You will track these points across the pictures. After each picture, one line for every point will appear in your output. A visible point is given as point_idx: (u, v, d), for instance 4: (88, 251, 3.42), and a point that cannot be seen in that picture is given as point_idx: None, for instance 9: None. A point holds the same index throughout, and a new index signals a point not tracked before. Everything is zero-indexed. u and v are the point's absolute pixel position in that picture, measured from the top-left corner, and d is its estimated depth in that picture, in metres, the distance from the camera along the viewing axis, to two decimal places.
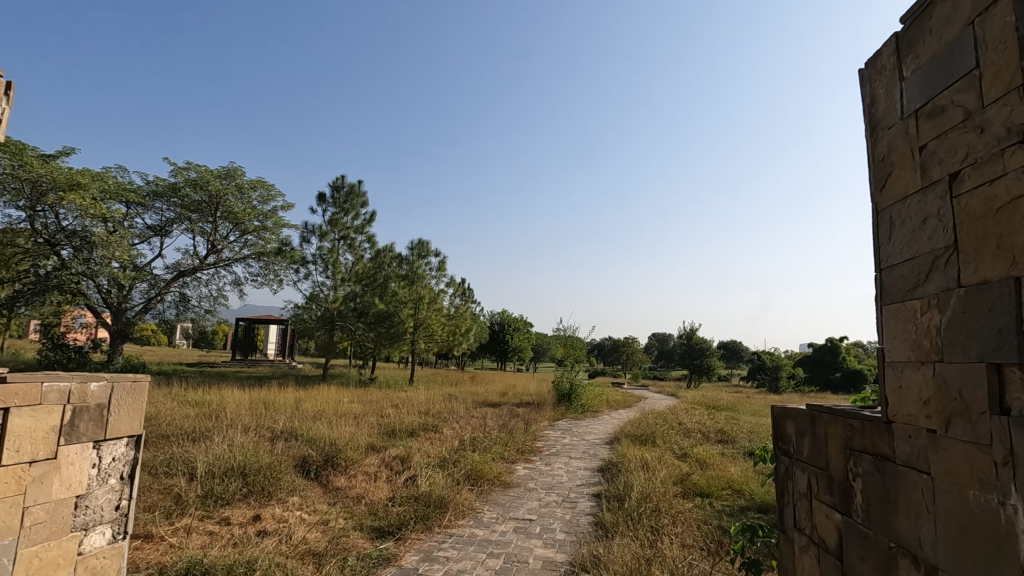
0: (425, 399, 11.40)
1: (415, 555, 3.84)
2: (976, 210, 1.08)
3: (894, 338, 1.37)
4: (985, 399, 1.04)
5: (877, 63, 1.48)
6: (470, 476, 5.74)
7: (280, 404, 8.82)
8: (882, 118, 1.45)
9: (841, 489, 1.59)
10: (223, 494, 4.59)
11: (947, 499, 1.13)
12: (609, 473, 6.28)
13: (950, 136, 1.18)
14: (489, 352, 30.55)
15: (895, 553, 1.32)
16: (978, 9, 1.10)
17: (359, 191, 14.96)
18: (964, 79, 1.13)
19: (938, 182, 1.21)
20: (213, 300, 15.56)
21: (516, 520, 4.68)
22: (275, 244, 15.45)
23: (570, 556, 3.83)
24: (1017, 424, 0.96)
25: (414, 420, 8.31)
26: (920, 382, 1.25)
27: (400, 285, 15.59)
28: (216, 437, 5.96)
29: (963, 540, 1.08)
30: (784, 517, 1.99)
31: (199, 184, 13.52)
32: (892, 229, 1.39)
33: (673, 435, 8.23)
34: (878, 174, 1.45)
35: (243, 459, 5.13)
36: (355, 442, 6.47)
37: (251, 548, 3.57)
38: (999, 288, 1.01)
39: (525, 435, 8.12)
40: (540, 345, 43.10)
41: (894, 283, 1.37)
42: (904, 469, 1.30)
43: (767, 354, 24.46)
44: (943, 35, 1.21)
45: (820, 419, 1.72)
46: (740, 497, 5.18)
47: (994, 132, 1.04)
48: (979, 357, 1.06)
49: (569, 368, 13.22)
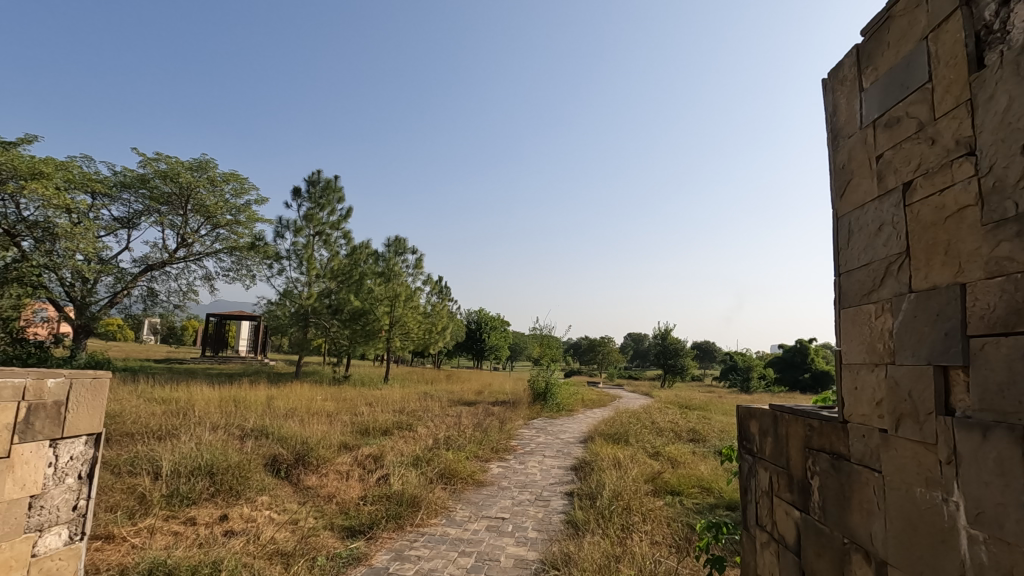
0: (400, 397, 11.31)
1: (386, 554, 3.82)
2: (927, 218, 1.13)
3: (850, 340, 1.41)
4: (931, 400, 1.08)
5: (840, 74, 1.52)
6: (443, 475, 5.72)
7: (251, 402, 8.67)
8: (843, 127, 1.49)
9: (800, 486, 1.64)
10: (190, 493, 4.49)
11: (897, 497, 1.18)
12: (583, 471, 6.32)
13: (905, 147, 1.22)
14: (466, 351, 30.44)
15: (849, 548, 1.37)
16: (932, 24, 1.14)
17: (335, 186, 14.80)
18: (918, 92, 1.18)
19: (893, 190, 1.25)
20: (183, 295, 15.17)
21: (488, 519, 4.69)
22: (248, 238, 15.17)
23: (541, 554, 3.85)
24: (960, 423, 1.01)
25: (388, 418, 8.24)
26: (873, 383, 1.29)
27: (376, 282, 15.47)
28: (183, 435, 5.82)
29: (910, 537, 1.13)
30: (747, 515, 2.04)
31: (169, 176, 13.18)
32: (851, 235, 1.43)
33: (646, 434, 8.32)
34: (839, 181, 1.49)
35: (210, 458, 5.03)
36: (327, 441, 6.39)
37: (217, 548, 3.50)
38: (947, 293, 1.06)
39: (499, 434, 8.11)
40: (517, 344, 43.13)
41: (852, 287, 1.41)
42: (858, 468, 1.35)
43: (739, 355, 24.93)
44: (900, 49, 1.25)
45: (782, 419, 1.77)
46: (709, 495, 5.27)
47: (945, 144, 1.09)
48: (928, 359, 1.10)
49: (545, 367, 13.28)
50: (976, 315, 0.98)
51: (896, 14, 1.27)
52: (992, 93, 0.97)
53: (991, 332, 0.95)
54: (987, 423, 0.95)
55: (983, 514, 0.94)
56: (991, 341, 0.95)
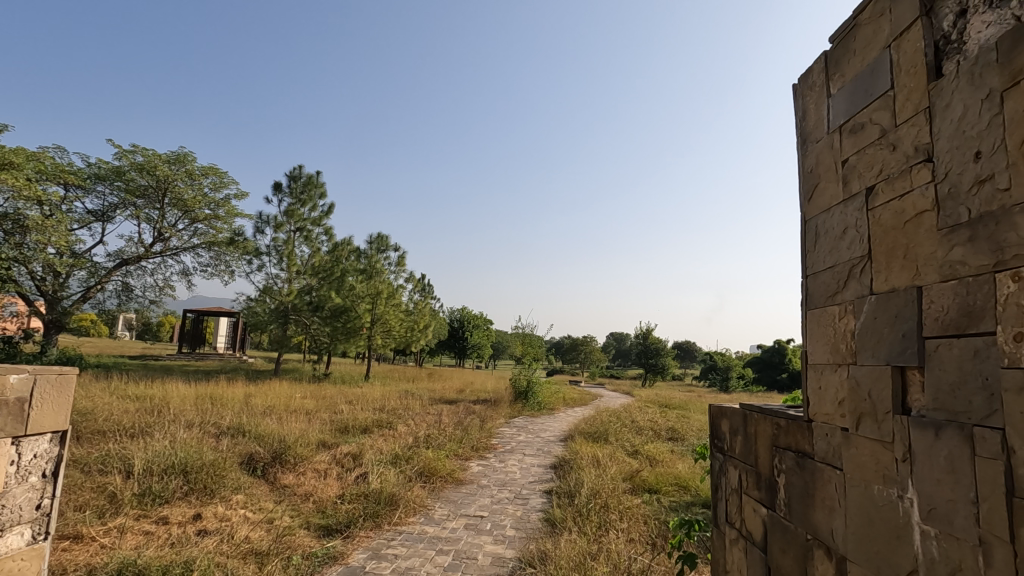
0: (381, 395, 11.23)
1: (363, 553, 3.79)
2: (887, 223, 1.16)
3: (815, 341, 1.45)
4: (889, 399, 1.11)
5: (809, 80, 1.55)
6: (423, 474, 5.70)
7: (228, 400, 8.54)
8: (811, 132, 1.53)
9: (767, 484, 1.67)
10: (162, 492, 4.41)
11: (857, 494, 1.20)
12: (562, 469, 6.35)
13: (867, 152, 1.25)
14: (449, 350, 30.35)
15: (812, 545, 1.39)
16: (895, 32, 1.17)
17: (317, 181, 14.63)
18: (881, 98, 1.21)
19: (857, 195, 1.28)
20: (159, 290, 14.85)
21: (467, 517, 4.69)
22: (227, 234, 14.95)
23: (518, 552, 3.86)
24: (915, 422, 1.04)
25: (368, 416, 8.19)
26: (836, 383, 1.33)
27: (358, 279, 15.34)
28: (156, 433, 5.71)
29: (867, 533, 1.16)
30: (717, 512, 2.07)
31: (146, 169, 12.89)
32: (818, 238, 1.46)
33: (626, 432, 8.38)
34: (807, 185, 1.52)
35: (185, 456, 4.94)
36: (305, 439, 6.32)
37: (189, 548, 3.44)
38: (905, 295, 1.08)
39: (479, 433, 8.11)
40: (500, 343, 43.16)
41: (818, 289, 1.44)
42: (821, 465, 1.38)
43: (718, 354, 25.29)
44: (865, 56, 1.28)
45: (751, 417, 1.80)
46: (686, 493, 5.34)
47: (904, 150, 1.12)
48: (886, 360, 1.13)
49: (527, 366, 13.31)
50: (931, 317, 1.01)
51: (862, 23, 1.29)
52: (949, 101, 0.99)
53: (945, 333, 0.98)
54: (939, 422, 0.98)
55: (934, 510, 0.97)
56: (944, 342, 0.98)
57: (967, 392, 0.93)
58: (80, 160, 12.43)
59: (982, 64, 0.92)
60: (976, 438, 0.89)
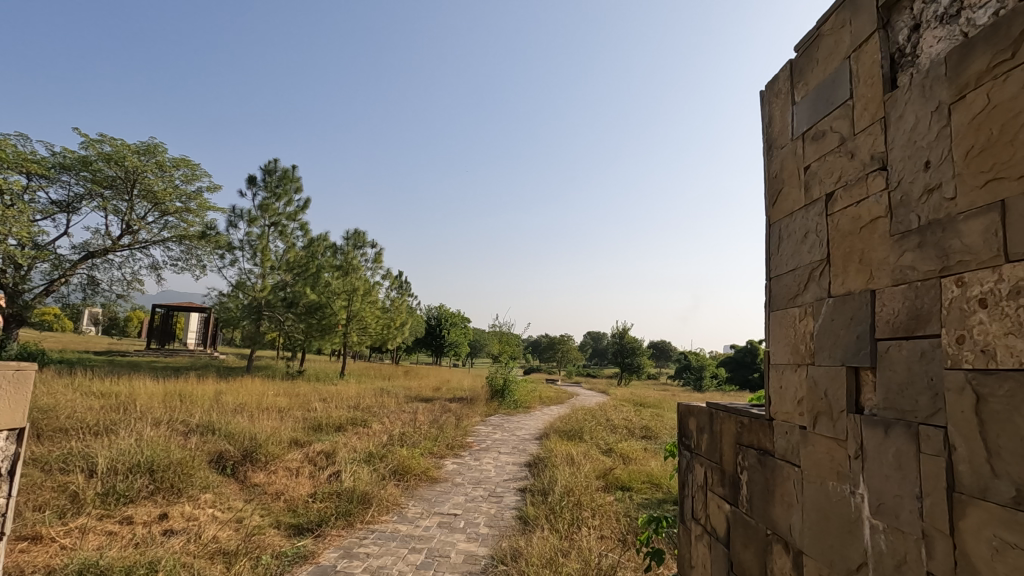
0: (356, 393, 11.12)
1: (334, 552, 3.76)
2: (845, 227, 1.19)
3: (778, 342, 1.48)
4: (844, 398, 1.16)
5: (775, 87, 1.59)
6: (397, 472, 5.67)
7: (198, 397, 8.36)
8: (776, 138, 1.56)
9: (731, 481, 1.71)
10: (127, 491, 4.29)
11: (813, 489, 1.24)
12: (537, 467, 6.39)
13: (828, 159, 1.29)
14: (426, 347, 30.23)
15: (771, 539, 1.44)
16: (854, 44, 1.21)
17: (293, 175, 14.40)
18: (840, 107, 1.25)
19: (817, 200, 1.32)
20: (127, 284, 14.41)
21: (440, 515, 4.68)
22: (198, 227, 14.62)
23: (491, 549, 3.88)
24: (868, 421, 1.08)
25: (343, 414, 8.11)
26: (795, 382, 1.36)
27: (334, 276, 15.15)
28: (121, 431, 5.57)
29: (822, 527, 1.20)
30: (684, 509, 2.11)
31: (114, 160, 12.51)
32: (781, 242, 1.50)
33: (601, 431, 8.47)
34: (772, 189, 1.56)
35: (151, 454, 4.81)
36: (277, 437, 6.22)
37: (154, 548, 3.37)
38: (860, 299, 1.12)
39: (455, 430, 8.08)
40: (477, 341, 43.08)
41: (780, 291, 1.48)
42: (780, 463, 1.42)
43: (693, 354, 25.69)
44: (827, 65, 1.32)
45: (717, 416, 1.83)
46: (658, 490, 5.42)
47: (861, 158, 1.16)
48: (843, 360, 1.17)
49: (504, 364, 13.33)
50: (883, 320, 1.05)
51: (825, 33, 1.33)
52: (902, 112, 1.03)
53: (896, 335, 1.02)
54: (889, 420, 1.02)
55: (883, 505, 1.01)
56: (894, 344, 1.02)
57: (915, 392, 0.96)
58: (44, 149, 11.97)
59: (932, 78, 0.96)
60: (922, 436, 0.93)
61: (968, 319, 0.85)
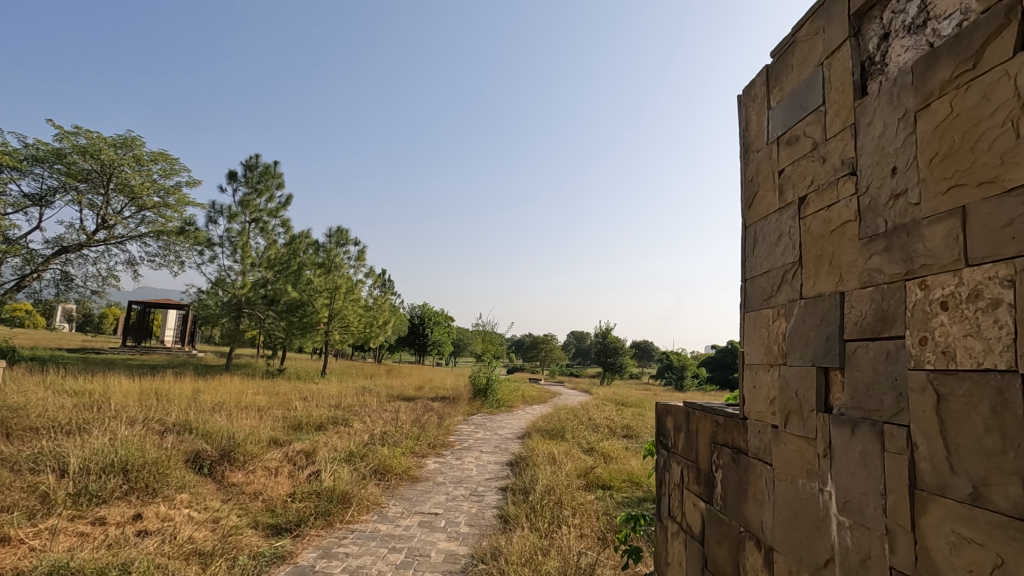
0: (337, 392, 11.01)
1: (313, 552, 3.73)
2: (817, 231, 1.22)
3: (752, 342, 1.51)
4: (814, 398, 1.18)
5: (752, 91, 1.61)
6: (378, 472, 5.64)
7: (175, 395, 8.21)
8: (752, 142, 1.59)
9: (706, 479, 1.73)
10: (100, 491, 4.21)
11: (784, 487, 1.27)
12: (518, 466, 6.40)
13: (802, 163, 1.31)
14: (409, 346, 30.07)
15: (744, 536, 1.46)
16: (827, 51, 1.24)
17: (274, 171, 14.21)
18: (813, 113, 1.27)
19: (791, 204, 1.34)
20: (102, 280, 14.08)
21: (421, 515, 4.66)
22: (177, 223, 14.36)
23: (471, 548, 3.88)
24: (836, 419, 1.10)
25: (324, 413, 8.04)
26: (768, 382, 1.39)
27: (316, 273, 15.02)
28: (94, 430, 5.44)
29: (792, 524, 1.22)
30: (661, 507, 2.14)
31: (90, 152, 12.21)
32: (756, 244, 1.52)
33: (582, 430, 8.51)
34: (748, 192, 1.59)
35: (125, 454, 4.72)
36: (256, 436, 6.14)
37: (127, 550, 3.31)
38: (830, 300, 1.15)
39: (437, 430, 8.06)
40: (461, 340, 42.96)
41: (755, 293, 1.51)
42: (753, 461, 1.44)
43: (675, 354, 25.91)
44: (802, 72, 1.34)
45: (693, 415, 1.86)
46: (638, 488, 5.47)
47: (833, 162, 1.18)
48: (813, 360, 1.20)
49: (487, 363, 13.30)
50: (851, 322, 1.08)
51: (799, 40, 1.36)
52: (872, 119, 1.06)
53: (862, 336, 1.05)
54: (856, 420, 1.04)
55: (849, 502, 1.04)
56: (862, 345, 1.05)
57: (880, 392, 0.99)
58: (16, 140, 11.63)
59: (900, 85, 0.98)
60: (886, 435, 0.95)
61: (930, 321, 0.88)
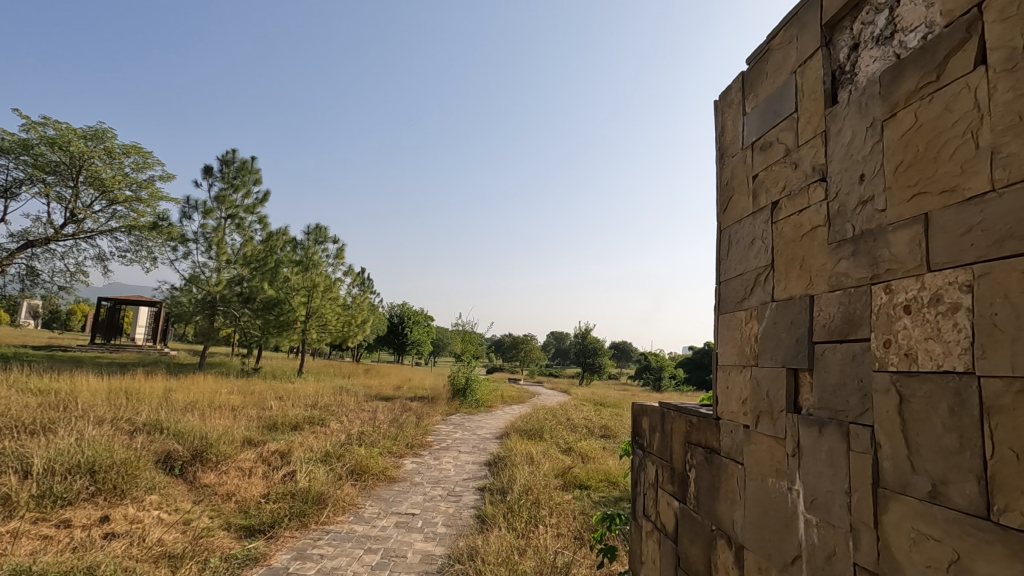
0: (314, 392, 10.87)
1: (287, 553, 3.67)
2: (788, 236, 1.25)
3: (725, 344, 1.54)
4: (783, 399, 1.21)
5: (728, 97, 1.64)
6: (355, 472, 5.59)
7: (145, 394, 8.01)
8: (728, 146, 1.62)
9: (680, 478, 1.76)
10: (65, 493, 4.09)
11: (754, 486, 1.30)
12: (496, 466, 6.40)
13: (774, 169, 1.34)
14: (388, 345, 29.84)
15: (716, 534, 1.49)
16: (800, 60, 1.26)
17: (251, 167, 13.97)
18: (787, 120, 1.30)
19: (764, 208, 1.37)
20: (70, 276, 13.67)
21: (398, 515, 4.63)
22: (149, 218, 14.02)
23: (448, 549, 3.86)
24: (804, 420, 1.13)
25: (300, 413, 7.93)
26: (741, 383, 1.42)
27: (293, 271, 14.82)
28: (60, 430, 5.27)
29: (761, 522, 1.25)
30: (636, 506, 2.16)
31: (59, 144, 11.86)
32: (730, 247, 1.55)
33: (560, 430, 8.54)
34: (723, 196, 1.61)
35: (92, 454, 4.59)
36: (229, 436, 6.02)
37: (94, 553, 3.22)
38: (800, 303, 1.18)
39: (415, 430, 8.01)
40: (440, 339, 42.78)
41: (729, 295, 1.53)
42: (725, 461, 1.47)
43: (653, 355, 26.17)
44: (775, 79, 1.37)
45: (668, 416, 1.88)
46: (615, 488, 5.52)
47: (804, 168, 1.21)
48: (783, 362, 1.23)
49: (466, 363, 13.27)
50: (820, 324, 1.11)
51: (774, 48, 1.38)
52: (841, 127, 1.09)
53: (830, 339, 1.08)
54: (823, 420, 1.07)
55: (816, 500, 1.06)
56: (830, 347, 1.08)
57: (846, 393, 1.02)
58: None
59: (868, 95, 1.01)
60: (852, 434, 0.98)
61: (894, 324, 0.90)
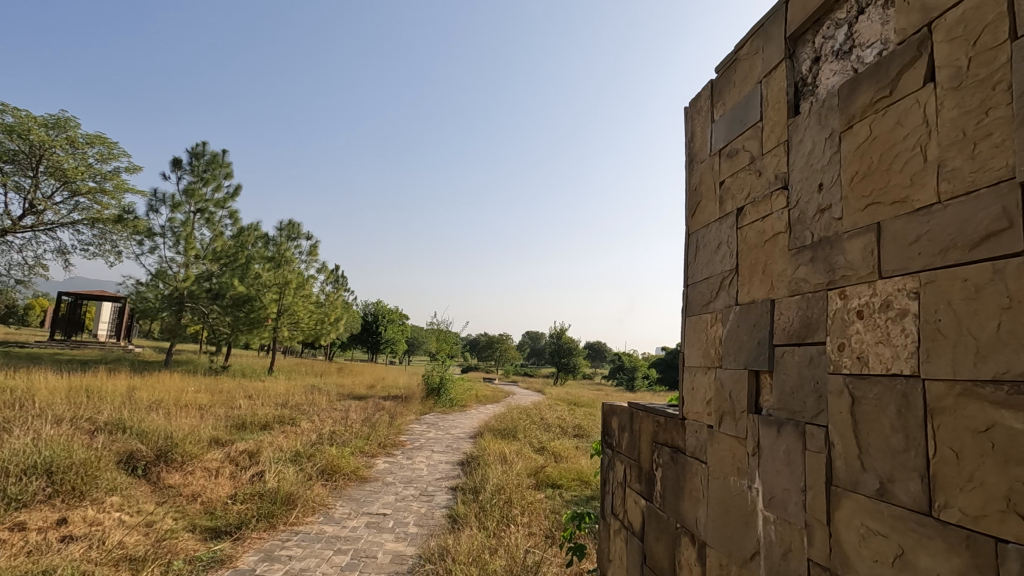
0: (285, 390, 10.67)
1: (254, 555, 3.61)
2: (752, 241, 1.28)
3: (692, 345, 1.57)
4: (745, 399, 1.24)
5: (697, 104, 1.68)
6: (325, 472, 5.51)
7: (108, 393, 7.75)
8: (697, 152, 1.65)
9: (646, 477, 1.79)
10: (21, 494, 3.94)
11: (717, 485, 1.33)
12: (469, 466, 6.39)
13: (740, 175, 1.38)
14: (362, 343, 29.46)
15: (680, 532, 1.52)
16: (765, 70, 1.30)
17: (222, 160, 13.67)
18: (751, 129, 1.34)
19: (730, 214, 1.40)
20: (28, 269, 13.15)
21: (369, 515, 4.58)
22: (114, 210, 13.58)
23: (419, 549, 3.85)
24: (763, 420, 1.16)
25: (270, 412, 7.79)
26: (705, 384, 1.45)
27: (265, 268, 14.54)
28: (14, 429, 5.07)
29: (723, 520, 1.28)
30: (605, 504, 2.19)
31: (17, 132, 11.41)
32: (698, 251, 1.58)
33: (534, 430, 8.57)
34: (691, 201, 1.65)
35: (50, 454, 4.43)
36: (196, 436, 5.88)
37: (50, 557, 3.11)
38: (762, 306, 1.21)
39: (388, 429, 7.94)
40: (415, 339, 42.38)
41: (696, 298, 1.57)
42: (690, 460, 1.50)
43: (627, 355, 26.46)
44: (742, 88, 1.41)
45: (637, 416, 1.91)
46: (587, 487, 5.57)
47: (768, 176, 1.24)
48: (745, 364, 1.26)
49: (441, 362, 13.20)
50: (781, 327, 1.14)
51: (741, 57, 1.42)
52: (802, 137, 1.12)
53: (789, 341, 1.11)
54: (781, 420, 1.10)
55: (774, 498, 1.10)
56: (789, 350, 1.11)
57: (804, 395, 1.05)
58: None
59: (827, 107, 1.05)
60: (808, 434, 1.02)
61: (848, 328, 0.94)
